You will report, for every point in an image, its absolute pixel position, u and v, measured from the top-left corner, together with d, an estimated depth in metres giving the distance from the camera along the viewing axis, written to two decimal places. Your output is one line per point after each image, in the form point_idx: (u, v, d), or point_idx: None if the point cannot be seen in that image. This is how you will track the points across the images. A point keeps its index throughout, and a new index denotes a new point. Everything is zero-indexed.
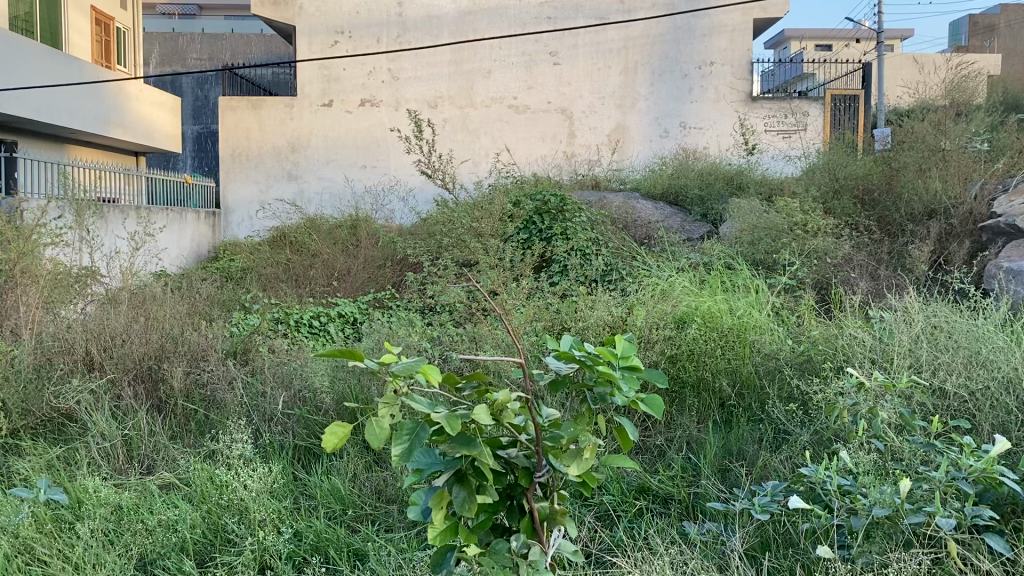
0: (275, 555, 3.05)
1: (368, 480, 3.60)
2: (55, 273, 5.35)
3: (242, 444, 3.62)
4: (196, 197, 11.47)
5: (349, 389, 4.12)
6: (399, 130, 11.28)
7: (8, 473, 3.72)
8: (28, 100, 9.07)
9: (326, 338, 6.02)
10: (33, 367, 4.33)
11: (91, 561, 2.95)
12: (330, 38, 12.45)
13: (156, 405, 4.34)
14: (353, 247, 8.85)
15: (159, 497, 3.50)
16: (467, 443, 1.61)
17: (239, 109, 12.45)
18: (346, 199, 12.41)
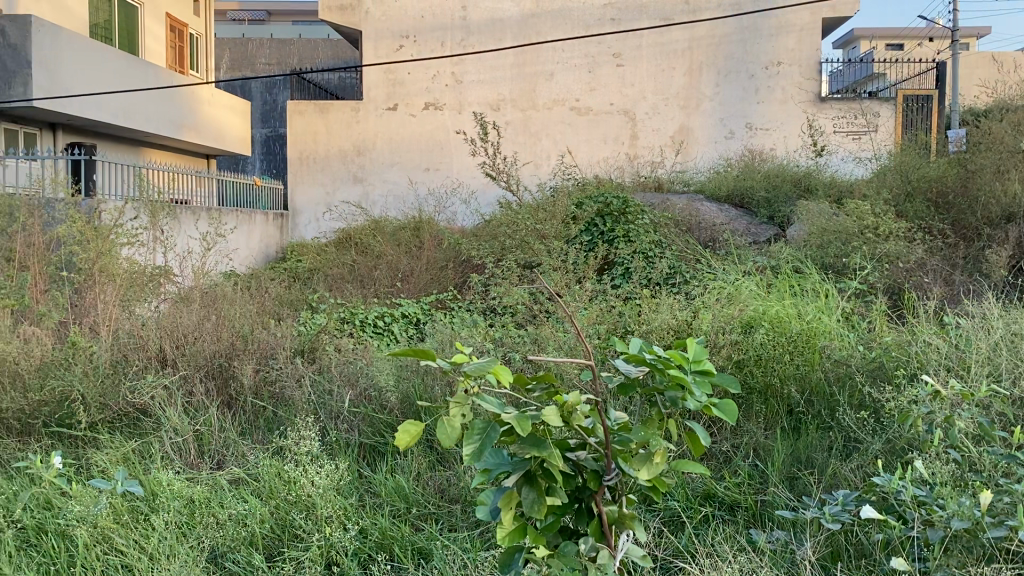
0: (342, 551, 3.12)
1: (432, 479, 3.65)
2: (132, 271, 5.51)
3: (310, 441, 3.69)
4: (264, 199, 11.73)
5: (414, 389, 4.17)
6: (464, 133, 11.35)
7: (88, 465, 3.85)
8: (107, 105, 9.34)
9: (390, 338, 6.10)
10: (110, 363, 4.46)
11: (165, 552, 3.05)
12: (396, 42, 12.61)
13: (226, 402, 4.44)
14: (416, 248, 8.96)
15: (229, 492, 3.58)
16: (537, 445, 1.61)
17: (307, 113, 12.69)
18: (409, 201, 12.55)
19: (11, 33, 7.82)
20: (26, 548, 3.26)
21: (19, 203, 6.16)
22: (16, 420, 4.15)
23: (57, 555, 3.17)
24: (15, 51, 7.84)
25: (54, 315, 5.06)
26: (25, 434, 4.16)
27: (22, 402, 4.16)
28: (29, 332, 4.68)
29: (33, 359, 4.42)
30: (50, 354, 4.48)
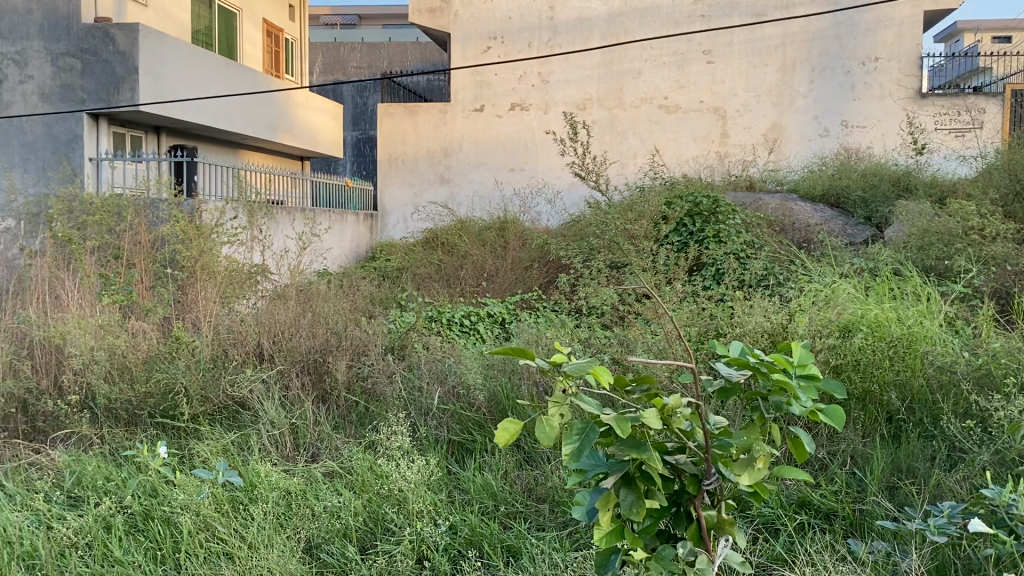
0: (432, 546, 3.17)
1: (520, 478, 3.68)
2: (231, 269, 5.78)
3: (401, 437, 3.76)
4: (355, 200, 11.98)
5: (501, 387, 4.19)
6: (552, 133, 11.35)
7: (190, 455, 4.01)
8: (208, 108, 9.70)
9: (477, 336, 6.16)
10: (211, 357, 4.63)
11: (264, 542, 3.17)
12: (483, 44, 12.72)
13: (321, 396, 4.57)
14: (501, 248, 9.00)
15: (323, 484, 3.69)
16: (636, 447, 1.60)
17: (396, 115, 12.92)
18: (495, 201, 12.63)
19: (120, 41, 8.15)
20: (135, 533, 3.41)
21: (127, 203, 6.44)
22: (124, 410, 4.34)
23: (163, 541, 3.31)
24: (124, 57, 8.16)
25: (160, 311, 5.27)
26: (132, 424, 4.34)
27: (130, 393, 4.35)
28: (137, 327, 4.89)
29: (140, 353, 4.61)
30: (155, 348, 4.67)
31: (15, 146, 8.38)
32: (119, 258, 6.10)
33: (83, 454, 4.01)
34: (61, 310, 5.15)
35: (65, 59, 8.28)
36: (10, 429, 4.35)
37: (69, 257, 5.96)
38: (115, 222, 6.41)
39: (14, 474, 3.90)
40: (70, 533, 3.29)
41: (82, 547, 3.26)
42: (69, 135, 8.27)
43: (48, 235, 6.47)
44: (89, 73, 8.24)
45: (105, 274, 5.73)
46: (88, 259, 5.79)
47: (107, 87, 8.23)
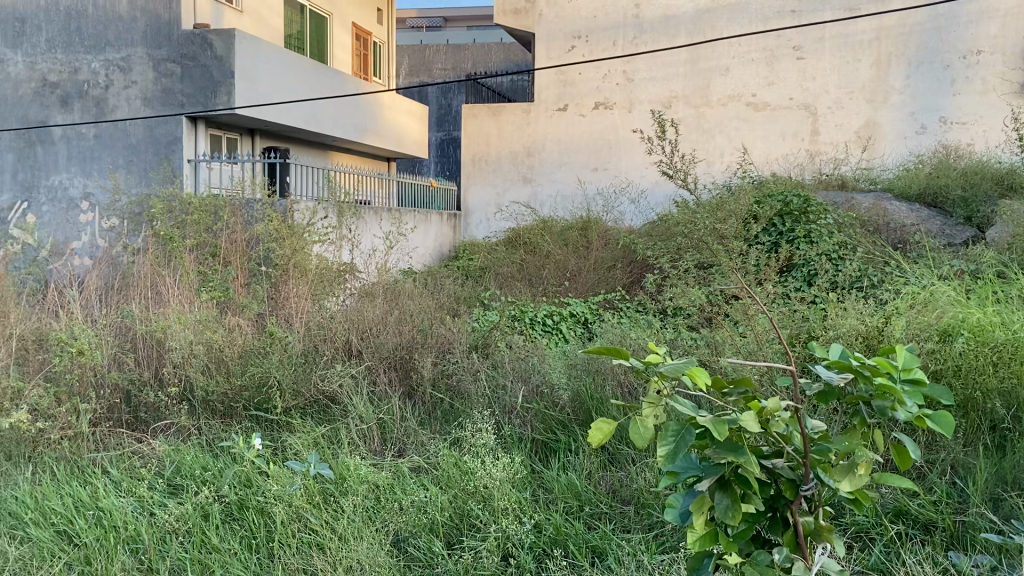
0: (517, 544, 3.19)
1: (604, 478, 3.68)
2: (322, 268, 6.01)
3: (486, 434, 3.81)
4: (439, 200, 12.14)
5: (585, 387, 4.19)
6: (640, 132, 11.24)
7: (283, 447, 4.13)
8: (300, 110, 9.96)
9: (559, 336, 6.16)
10: (303, 353, 4.76)
11: (354, 534, 3.26)
12: (568, 43, 12.72)
13: (407, 392, 4.68)
14: (584, 248, 8.96)
15: (410, 479, 3.76)
16: (733, 450, 1.57)
17: (480, 116, 13.03)
18: (578, 200, 12.61)
19: (218, 46, 8.45)
20: (231, 521, 3.52)
21: (224, 202, 6.68)
22: (220, 403, 4.50)
23: (257, 530, 3.43)
24: (221, 62, 8.46)
25: (254, 307, 5.44)
26: (228, 416, 4.50)
27: (226, 386, 4.50)
28: (234, 323, 5.06)
29: (236, 348, 4.78)
30: (250, 342, 4.83)
31: (119, 148, 8.76)
32: (215, 256, 6.33)
33: (182, 444, 4.17)
34: (163, 305, 5.36)
35: (166, 64, 8.63)
36: (115, 418, 4.55)
37: (170, 256, 6.19)
38: (212, 221, 6.66)
39: (119, 462, 4.08)
40: (172, 519, 3.42)
41: (183, 534, 3.39)
42: (169, 138, 8.60)
43: (150, 234, 6.78)
44: (188, 77, 8.56)
45: (203, 271, 5.95)
46: (187, 256, 6.03)
47: (205, 91, 8.53)
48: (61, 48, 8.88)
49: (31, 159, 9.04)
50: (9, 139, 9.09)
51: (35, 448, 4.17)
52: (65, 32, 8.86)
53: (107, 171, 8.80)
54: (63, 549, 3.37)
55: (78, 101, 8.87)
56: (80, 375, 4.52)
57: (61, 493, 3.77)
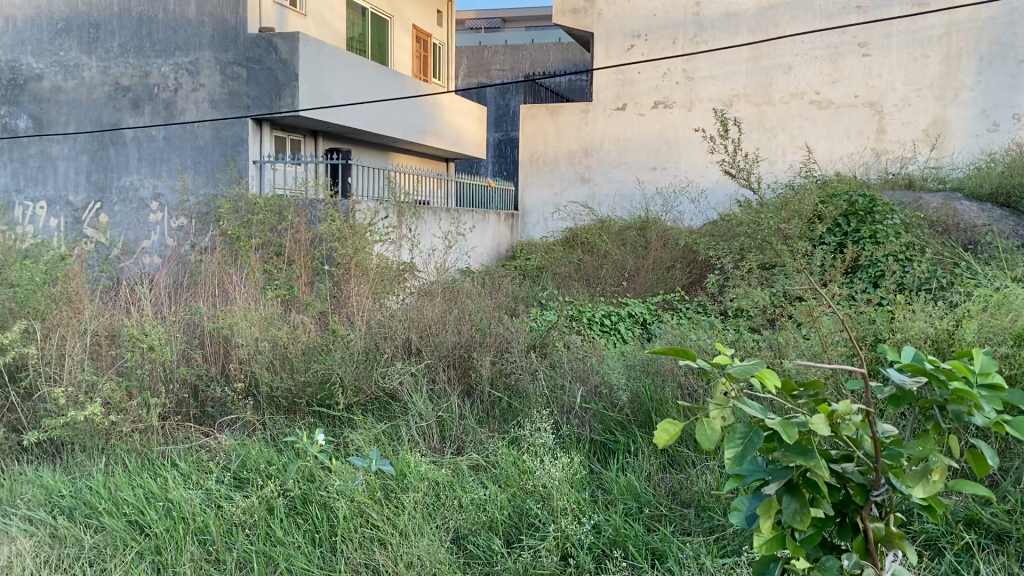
0: (576, 544, 3.20)
1: (663, 480, 3.65)
2: (383, 267, 6.12)
3: (545, 434, 3.82)
4: (497, 200, 12.19)
5: (645, 387, 4.16)
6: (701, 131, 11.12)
7: (345, 443, 4.20)
8: (362, 113, 10.10)
9: (617, 337, 6.13)
10: (364, 351, 4.83)
11: (415, 530, 3.30)
12: (627, 42, 12.66)
13: (467, 390, 4.71)
14: (643, 248, 8.89)
15: (470, 477, 3.79)
16: (803, 454, 1.55)
17: (538, 116, 13.08)
18: (637, 200, 12.53)
19: (282, 49, 8.61)
20: (295, 515, 3.59)
21: (288, 203, 6.85)
22: (284, 398, 4.59)
23: (320, 523, 3.48)
24: (285, 65, 8.62)
25: (317, 305, 5.54)
26: (291, 412, 4.59)
27: (290, 381, 4.60)
28: (297, 320, 5.16)
29: (300, 344, 4.87)
30: (313, 339, 4.93)
31: (187, 150, 9.00)
32: (279, 256, 6.50)
33: (247, 439, 4.27)
34: (231, 303, 5.50)
35: (233, 67, 8.82)
36: (183, 412, 4.67)
37: (237, 252, 6.43)
38: (277, 220, 6.85)
39: (187, 456, 4.19)
40: (238, 512, 3.50)
41: (249, 526, 3.47)
42: (235, 139, 8.81)
43: (217, 233, 6.95)
44: (254, 80, 8.74)
45: (268, 269, 6.11)
46: (253, 256, 6.19)
47: (270, 93, 8.70)
48: (133, 52, 9.17)
49: (104, 160, 9.35)
50: (83, 141, 9.41)
51: (108, 440, 4.30)
52: (136, 37, 9.14)
53: (176, 171, 9.05)
54: (135, 538, 3.47)
55: (148, 104, 9.13)
56: (150, 369, 4.65)
57: (132, 483, 3.89)
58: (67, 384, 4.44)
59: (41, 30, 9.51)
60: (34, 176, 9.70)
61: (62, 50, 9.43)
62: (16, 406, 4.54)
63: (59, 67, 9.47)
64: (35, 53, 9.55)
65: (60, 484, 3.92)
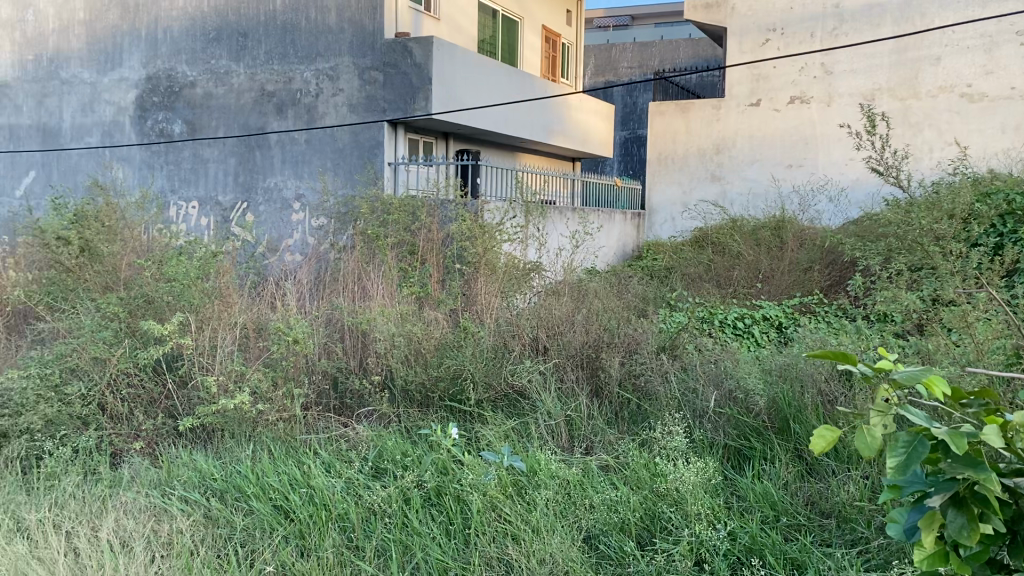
0: (711, 550, 3.14)
1: (801, 490, 3.54)
2: (511, 266, 6.21)
3: (677, 437, 3.77)
4: (624, 199, 12.11)
5: (783, 394, 4.05)
6: (848, 127, 10.65)
7: (476, 438, 4.28)
8: (491, 114, 10.23)
9: (750, 340, 5.98)
10: (492, 348, 4.91)
11: (547, 527, 3.32)
12: (762, 36, 12.32)
13: (595, 391, 4.70)
14: (778, 249, 8.65)
15: (600, 477, 3.78)
16: (974, 466, 1.46)
17: (668, 113, 12.90)
18: (771, 199, 12.17)
19: (417, 54, 8.83)
20: (430, 506, 3.68)
21: (421, 203, 7.07)
22: (418, 392, 4.72)
23: (454, 516, 3.56)
24: (420, 68, 8.82)
25: (449, 302, 5.66)
26: (424, 405, 4.70)
27: (423, 376, 4.73)
28: (431, 317, 5.29)
29: (433, 341, 4.99)
30: (446, 336, 5.04)
31: (327, 152, 9.38)
32: (413, 254, 6.70)
33: (383, 430, 4.41)
34: (368, 299, 5.70)
35: (370, 72, 9.10)
36: (324, 403, 4.88)
37: (374, 252, 6.67)
38: (410, 220, 7.04)
39: (327, 445, 4.37)
40: (377, 501, 3.62)
41: (387, 516, 3.59)
42: (372, 142, 9.12)
43: (355, 233, 7.22)
44: (390, 84, 8.99)
45: (404, 267, 6.34)
46: (389, 253, 6.44)
47: (405, 96, 8.93)
48: (278, 59, 9.63)
49: (251, 162, 9.87)
50: (232, 145, 9.97)
51: (255, 428, 4.53)
52: (281, 45, 9.60)
53: (316, 173, 9.44)
54: (281, 522, 3.64)
55: (291, 108, 9.56)
56: (294, 361, 4.88)
57: (278, 470, 4.08)
58: (219, 373, 4.71)
59: (195, 40, 10.13)
60: (186, 177, 10.32)
61: (214, 58, 10.01)
62: (173, 394, 4.84)
63: (210, 74, 10.05)
64: (190, 62, 10.19)
65: (212, 468, 4.15)
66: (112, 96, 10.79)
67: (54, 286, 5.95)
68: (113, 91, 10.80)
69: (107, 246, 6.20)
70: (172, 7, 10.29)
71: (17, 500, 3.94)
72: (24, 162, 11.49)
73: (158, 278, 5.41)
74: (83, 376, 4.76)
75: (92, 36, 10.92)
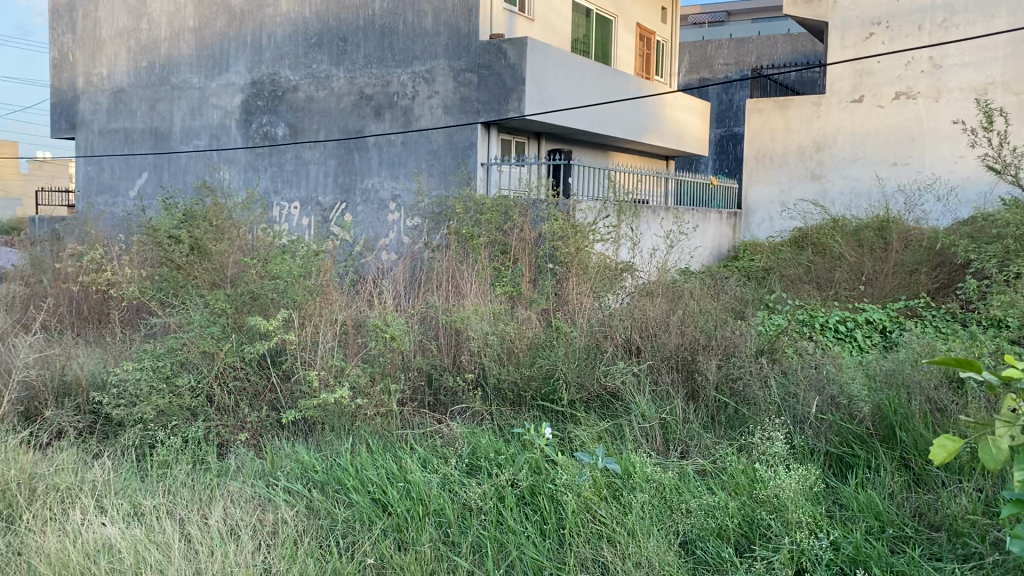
0: (813, 560, 3.06)
1: (908, 501, 3.42)
2: (603, 266, 6.20)
3: (778, 443, 3.69)
4: (719, 198, 11.89)
5: (889, 401, 3.92)
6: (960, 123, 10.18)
7: (570, 439, 4.29)
8: (584, 114, 10.20)
9: (852, 345, 5.83)
10: (585, 349, 4.91)
11: (643, 530, 3.29)
12: (866, 30, 11.90)
13: (691, 394, 4.65)
14: (881, 250, 8.36)
15: (696, 482, 3.72)
16: None
17: (765, 110, 12.60)
18: (874, 198, 11.76)
19: (511, 54, 8.86)
20: (524, 505, 3.69)
21: (514, 203, 7.16)
22: (510, 391, 4.75)
23: (548, 515, 3.57)
24: (513, 69, 8.85)
25: (541, 302, 5.70)
26: (517, 404, 4.73)
27: (515, 375, 4.76)
28: (525, 317, 5.33)
29: (526, 340, 5.02)
30: (538, 335, 5.07)
31: (422, 154, 9.54)
32: (505, 253, 6.77)
33: (477, 428, 4.46)
34: (464, 297, 5.78)
35: (465, 74, 9.21)
36: (419, 400, 4.96)
37: (468, 251, 6.74)
38: (503, 220, 7.11)
39: (423, 440, 4.45)
40: (473, 498, 3.67)
41: (483, 513, 3.63)
42: (466, 143, 9.23)
43: (449, 232, 7.31)
44: (484, 85, 9.07)
45: (497, 267, 6.41)
46: (484, 253, 6.53)
47: (499, 97, 8.99)
48: (376, 63, 9.84)
49: (349, 163, 10.12)
50: (331, 147, 10.24)
51: (354, 422, 4.64)
52: (379, 48, 9.81)
53: (412, 174, 9.61)
54: (380, 516, 3.72)
55: (388, 111, 9.77)
56: (391, 358, 4.98)
57: (376, 464, 4.17)
58: (320, 368, 4.86)
59: (298, 45, 10.45)
60: (289, 178, 10.66)
61: (315, 63, 10.31)
62: (276, 387, 5.00)
63: (311, 78, 10.35)
64: (292, 67, 10.52)
65: (313, 460, 4.28)
66: (220, 100, 11.23)
67: (167, 282, 6.23)
68: (220, 96, 11.24)
69: (215, 245, 6.47)
70: (276, 14, 10.64)
71: (133, 486, 4.15)
72: (138, 164, 12.11)
73: (263, 275, 5.60)
74: (193, 368, 4.96)
75: (202, 44, 11.40)
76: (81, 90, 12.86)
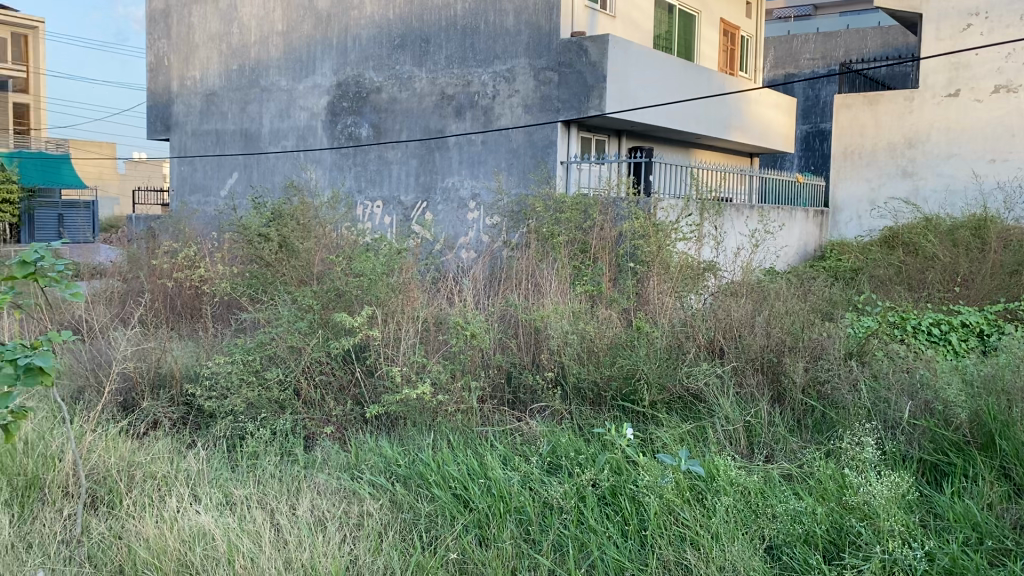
0: (905, 569, 2.97)
1: (1008, 511, 3.28)
2: (685, 265, 6.13)
3: (868, 448, 3.58)
4: (806, 196, 11.59)
5: (987, 407, 3.78)
6: None
7: (652, 439, 4.26)
8: (667, 111, 10.09)
9: (946, 348, 5.62)
10: (667, 349, 4.86)
11: (727, 534, 3.25)
12: (963, 22, 11.45)
13: (777, 396, 4.56)
14: (978, 250, 8.04)
15: (782, 486, 3.64)
16: None
17: (854, 106, 12.23)
18: (970, 196, 11.31)
19: (592, 52, 8.82)
20: (604, 506, 3.68)
21: (595, 202, 7.13)
22: (591, 390, 4.75)
23: (629, 515, 3.55)
24: (594, 67, 8.81)
25: (622, 302, 5.67)
26: (597, 403, 4.73)
27: (596, 374, 4.75)
28: (606, 316, 5.31)
29: (607, 339, 5.00)
30: (619, 335, 5.04)
31: (502, 153, 9.60)
32: (585, 252, 6.76)
33: (558, 426, 4.46)
34: (545, 295, 5.79)
35: (546, 72, 9.22)
36: (499, 397, 4.99)
37: (549, 249, 6.75)
38: (583, 219, 7.10)
39: (503, 438, 4.47)
40: (555, 496, 3.67)
41: (563, 512, 3.63)
42: (546, 142, 9.24)
43: (529, 231, 7.34)
44: (565, 84, 9.06)
45: (577, 265, 6.40)
46: (564, 252, 6.53)
47: (580, 95, 8.96)
48: (458, 63, 9.94)
49: (430, 163, 10.25)
50: (413, 146, 10.40)
51: (435, 417, 4.70)
52: (461, 49, 9.90)
53: (492, 173, 9.68)
54: (461, 511, 3.76)
55: (470, 110, 9.85)
56: (472, 356, 5.03)
57: (457, 459, 4.21)
58: (403, 365, 4.94)
59: (382, 46, 10.63)
60: (372, 178, 10.86)
61: (398, 64, 10.47)
62: (360, 381, 5.11)
63: (395, 79, 10.53)
64: (376, 68, 10.71)
65: (396, 454, 4.35)
66: (306, 102, 11.52)
67: (257, 278, 6.43)
68: (306, 97, 11.53)
69: (302, 243, 6.64)
70: (360, 16, 10.85)
71: (225, 475, 4.29)
72: (229, 164, 12.53)
73: (347, 272, 5.72)
74: (281, 362, 5.11)
75: (289, 46, 11.70)
76: (175, 93, 13.35)
